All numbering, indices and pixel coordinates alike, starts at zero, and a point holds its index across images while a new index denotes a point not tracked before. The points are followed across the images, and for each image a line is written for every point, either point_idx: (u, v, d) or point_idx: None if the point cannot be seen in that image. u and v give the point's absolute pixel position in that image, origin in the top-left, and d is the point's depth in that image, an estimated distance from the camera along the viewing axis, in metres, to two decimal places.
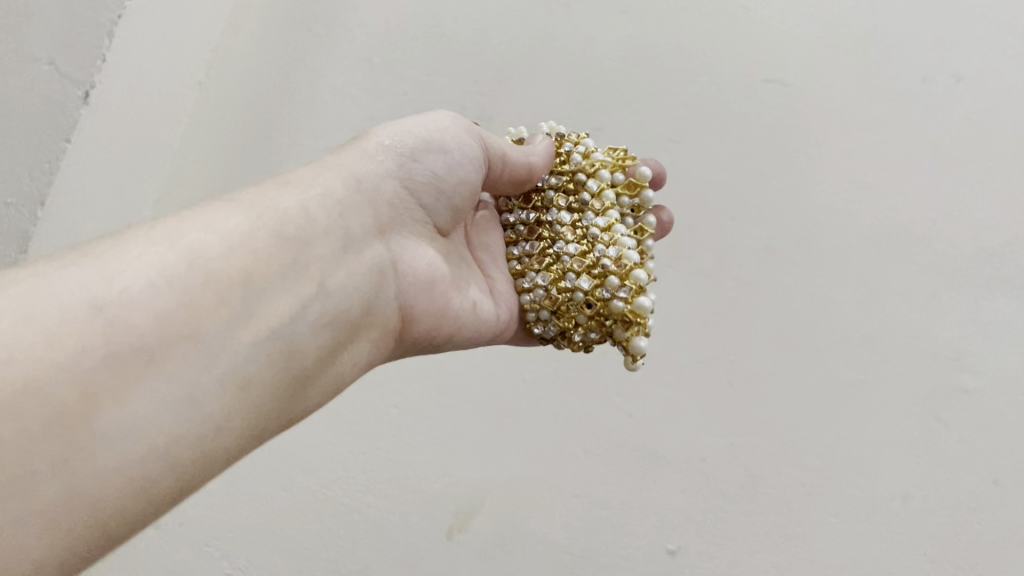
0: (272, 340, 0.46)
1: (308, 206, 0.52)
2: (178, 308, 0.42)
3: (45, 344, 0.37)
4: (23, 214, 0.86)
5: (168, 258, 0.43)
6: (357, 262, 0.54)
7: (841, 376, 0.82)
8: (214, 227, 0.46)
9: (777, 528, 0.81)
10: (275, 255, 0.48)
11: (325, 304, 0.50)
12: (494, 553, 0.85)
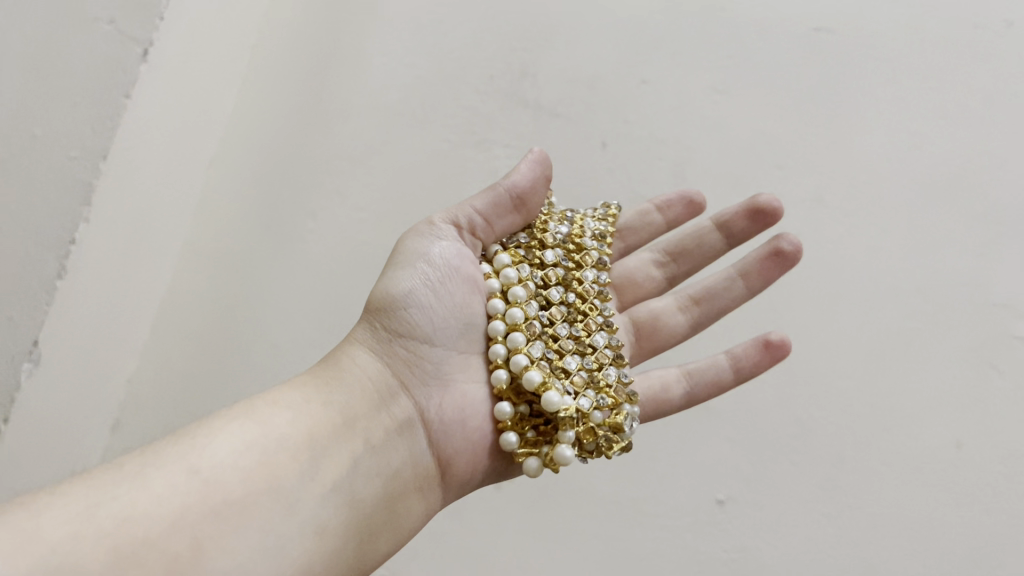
0: (346, 492, 0.49)
1: (363, 371, 0.55)
2: (259, 475, 0.46)
3: (154, 504, 0.42)
4: (86, 167, 0.79)
5: (247, 433, 0.48)
6: (396, 413, 0.55)
7: (892, 325, 0.81)
8: (284, 402, 0.51)
9: (828, 478, 0.81)
10: (337, 415, 0.52)
11: (379, 459, 0.52)
12: (540, 502, 0.87)
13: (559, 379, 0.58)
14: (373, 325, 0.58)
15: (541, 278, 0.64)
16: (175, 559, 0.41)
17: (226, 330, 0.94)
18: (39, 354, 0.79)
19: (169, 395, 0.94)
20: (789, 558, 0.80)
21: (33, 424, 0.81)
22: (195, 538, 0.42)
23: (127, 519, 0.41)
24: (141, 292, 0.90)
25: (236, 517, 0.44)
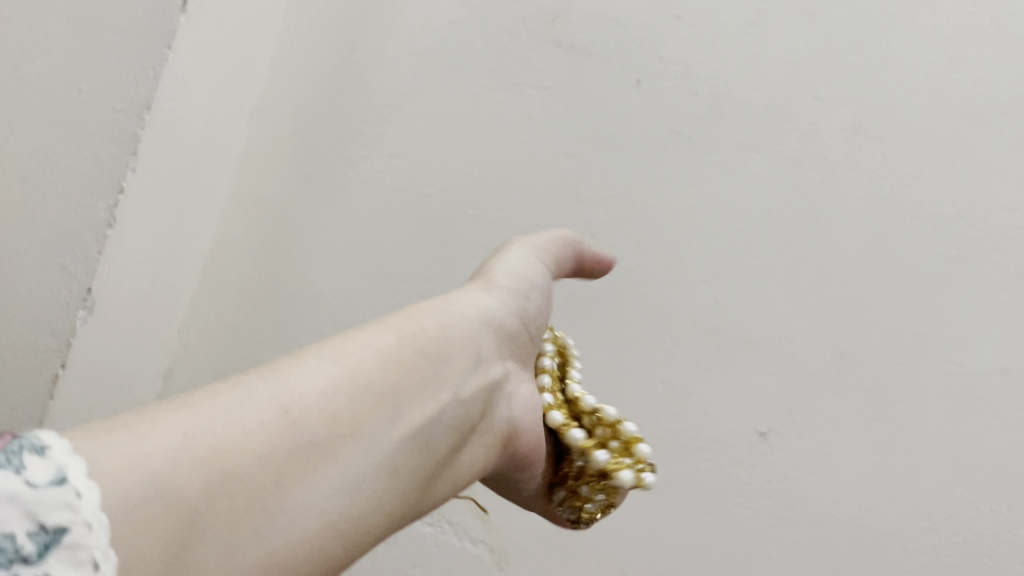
0: (415, 443, 0.49)
1: (442, 330, 0.55)
2: (342, 419, 0.45)
3: (192, 448, 0.38)
4: (131, 118, 0.80)
5: (341, 372, 0.47)
6: (470, 376, 0.55)
7: (935, 252, 0.80)
8: (372, 346, 0.50)
9: (872, 407, 0.80)
10: (422, 360, 0.52)
11: (450, 412, 0.52)
12: None
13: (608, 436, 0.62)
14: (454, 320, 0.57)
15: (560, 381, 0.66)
16: (239, 496, 0.38)
17: (273, 279, 0.97)
18: (94, 300, 0.82)
19: (226, 344, 0.98)
20: (834, 487, 0.81)
21: (89, 366, 0.85)
22: (286, 469, 0.41)
23: (186, 451, 0.37)
24: (186, 241, 0.94)
25: (300, 468, 0.41)
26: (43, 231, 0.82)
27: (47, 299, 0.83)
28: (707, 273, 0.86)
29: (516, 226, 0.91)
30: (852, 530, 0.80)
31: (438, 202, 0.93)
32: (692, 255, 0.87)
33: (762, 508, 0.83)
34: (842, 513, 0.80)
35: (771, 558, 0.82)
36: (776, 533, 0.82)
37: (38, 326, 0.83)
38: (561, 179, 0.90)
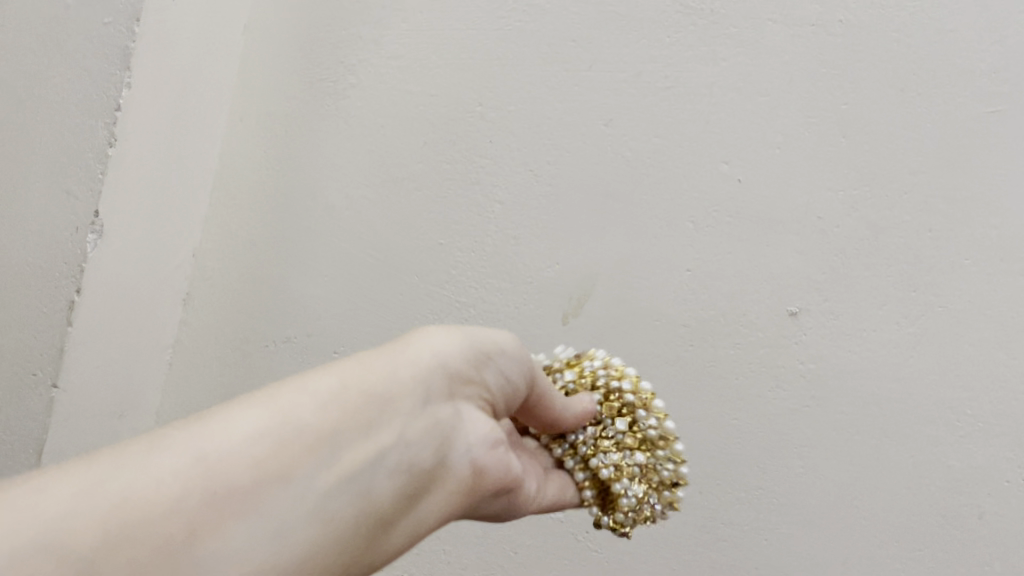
0: (349, 500, 0.37)
1: (406, 356, 0.41)
2: (230, 492, 0.33)
3: (30, 547, 0.29)
4: (122, 31, 0.79)
5: (246, 429, 0.35)
6: (442, 416, 0.41)
7: (968, 111, 0.76)
8: (306, 393, 0.37)
9: (907, 278, 0.77)
10: (378, 395, 0.39)
11: (412, 451, 0.40)
12: (609, 334, 0.86)
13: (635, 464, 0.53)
14: (443, 362, 0.42)
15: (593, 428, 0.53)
16: None
17: (282, 193, 0.95)
18: (101, 225, 0.81)
19: (237, 266, 0.96)
20: (870, 364, 0.78)
21: (102, 291, 0.84)
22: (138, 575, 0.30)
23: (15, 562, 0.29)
24: (193, 161, 0.92)
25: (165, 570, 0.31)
26: (48, 159, 0.82)
27: (54, 226, 0.82)
28: (728, 152, 0.82)
29: (526, 120, 0.88)
30: (890, 406, 0.78)
31: (444, 103, 0.90)
32: (711, 136, 0.83)
33: (796, 390, 0.81)
34: (881, 389, 0.78)
35: (806, 439, 0.80)
36: (811, 414, 0.80)
37: (48, 251, 0.82)
38: (569, 68, 0.87)
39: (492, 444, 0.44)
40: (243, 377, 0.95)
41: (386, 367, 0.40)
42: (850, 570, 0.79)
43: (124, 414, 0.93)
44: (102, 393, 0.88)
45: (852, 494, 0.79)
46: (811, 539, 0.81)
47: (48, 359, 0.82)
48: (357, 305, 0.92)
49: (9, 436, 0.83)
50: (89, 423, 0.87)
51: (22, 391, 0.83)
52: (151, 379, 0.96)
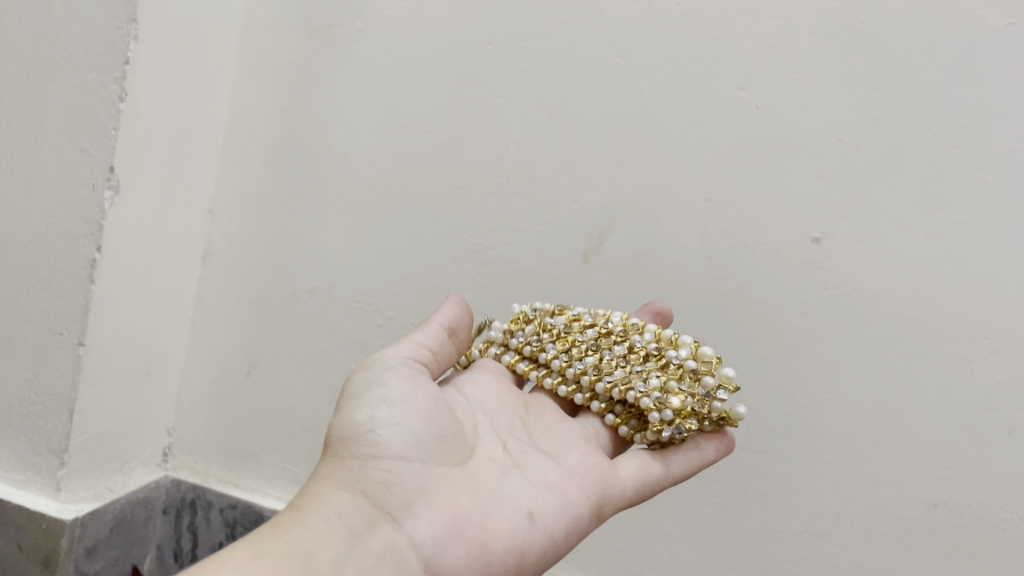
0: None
1: (314, 510, 0.54)
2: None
3: None
4: None
5: None
6: (368, 543, 0.53)
7: (989, 23, 0.74)
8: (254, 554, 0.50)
9: (930, 198, 0.77)
10: (299, 545, 0.51)
11: None
12: (630, 268, 0.85)
13: (652, 374, 0.67)
14: (350, 487, 0.56)
15: (593, 365, 0.69)
16: None
17: (293, 144, 0.94)
18: (117, 180, 0.81)
19: (253, 219, 0.96)
20: (895, 285, 0.78)
21: (121, 247, 0.84)
22: None
23: None
24: (204, 115, 0.92)
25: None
26: (62, 117, 0.82)
27: (71, 184, 0.82)
28: (744, 78, 0.81)
29: (537, 57, 0.87)
30: (917, 326, 0.78)
31: (454, 43, 0.89)
32: (727, 62, 0.82)
33: (821, 314, 0.80)
34: (907, 309, 0.78)
35: (832, 363, 0.80)
36: (836, 339, 0.80)
37: (67, 211, 0.82)
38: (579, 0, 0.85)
39: (448, 529, 0.56)
40: (265, 331, 0.96)
41: (300, 524, 0.53)
42: (881, 490, 0.80)
43: (151, 372, 0.94)
44: (127, 350, 0.89)
45: (880, 417, 0.79)
46: (840, 465, 0.81)
47: (74, 317, 0.82)
48: (376, 254, 0.92)
49: (40, 396, 0.84)
50: (117, 380, 0.88)
51: (50, 351, 0.83)
52: (175, 337, 0.97)
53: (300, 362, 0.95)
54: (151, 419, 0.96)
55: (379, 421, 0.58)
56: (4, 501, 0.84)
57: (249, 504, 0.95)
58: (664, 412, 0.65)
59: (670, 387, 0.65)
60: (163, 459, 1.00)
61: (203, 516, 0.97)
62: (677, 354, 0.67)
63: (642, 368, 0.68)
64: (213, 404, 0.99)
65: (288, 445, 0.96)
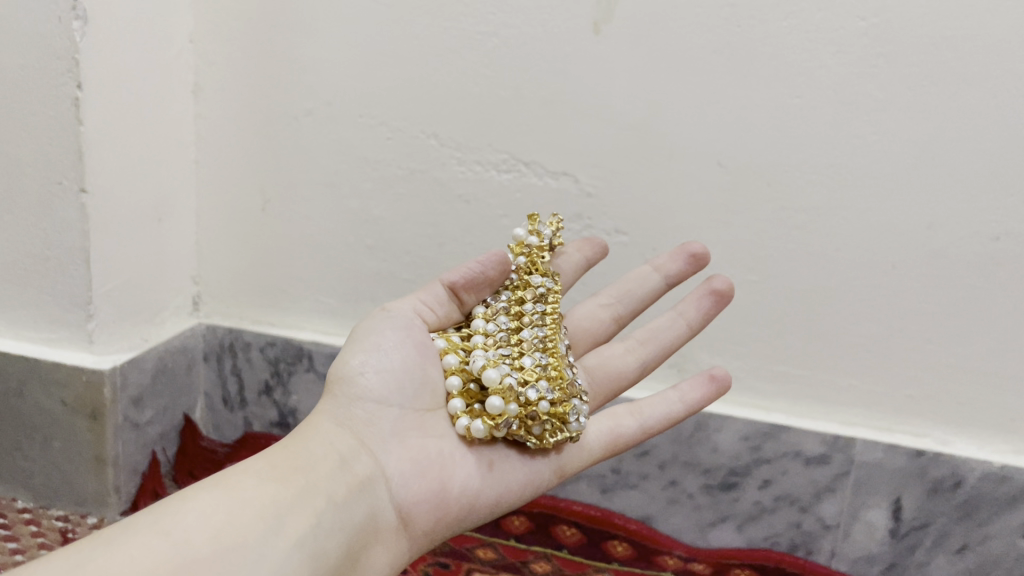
0: (301, 551, 0.48)
1: (307, 443, 0.54)
2: (212, 547, 0.45)
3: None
4: None
5: (204, 511, 0.47)
6: (360, 472, 0.54)
7: None
8: (233, 480, 0.50)
9: None
10: (293, 462, 0.52)
11: (335, 517, 0.51)
12: (646, 33, 0.78)
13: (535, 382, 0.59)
14: (347, 394, 0.57)
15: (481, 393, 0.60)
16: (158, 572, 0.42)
17: None
18: (83, 8, 0.75)
19: (237, 46, 0.89)
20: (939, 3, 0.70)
21: (105, 84, 0.79)
22: None
23: None
24: None
25: None
26: None
27: (37, 20, 0.76)
28: None
29: None
30: (964, 47, 0.71)
31: None
32: None
33: (860, 51, 0.73)
34: (954, 31, 0.70)
35: (876, 103, 0.74)
36: (878, 76, 0.73)
37: (38, 50, 0.77)
38: None
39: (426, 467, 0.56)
40: (272, 162, 0.92)
41: (302, 444, 0.54)
42: (937, 233, 0.75)
43: (164, 218, 0.90)
44: (135, 194, 0.85)
45: (931, 154, 0.74)
46: (891, 212, 0.76)
47: (69, 162, 0.78)
48: (373, 61, 0.86)
49: (52, 251, 0.82)
50: (130, 226, 0.85)
51: (52, 202, 0.80)
52: (182, 181, 0.93)
53: (312, 190, 0.91)
54: (174, 267, 0.93)
55: (362, 366, 0.57)
56: (39, 360, 0.83)
57: (287, 339, 0.95)
58: (536, 432, 0.58)
59: (550, 410, 0.58)
60: (195, 307, 0.99)
61: (244, 356, 0.97)
62: (533, 376, 0.59)
63: (527, 379, 0.59)
64: (235, 245, 0.96)
65: (317, 277, 0.94)
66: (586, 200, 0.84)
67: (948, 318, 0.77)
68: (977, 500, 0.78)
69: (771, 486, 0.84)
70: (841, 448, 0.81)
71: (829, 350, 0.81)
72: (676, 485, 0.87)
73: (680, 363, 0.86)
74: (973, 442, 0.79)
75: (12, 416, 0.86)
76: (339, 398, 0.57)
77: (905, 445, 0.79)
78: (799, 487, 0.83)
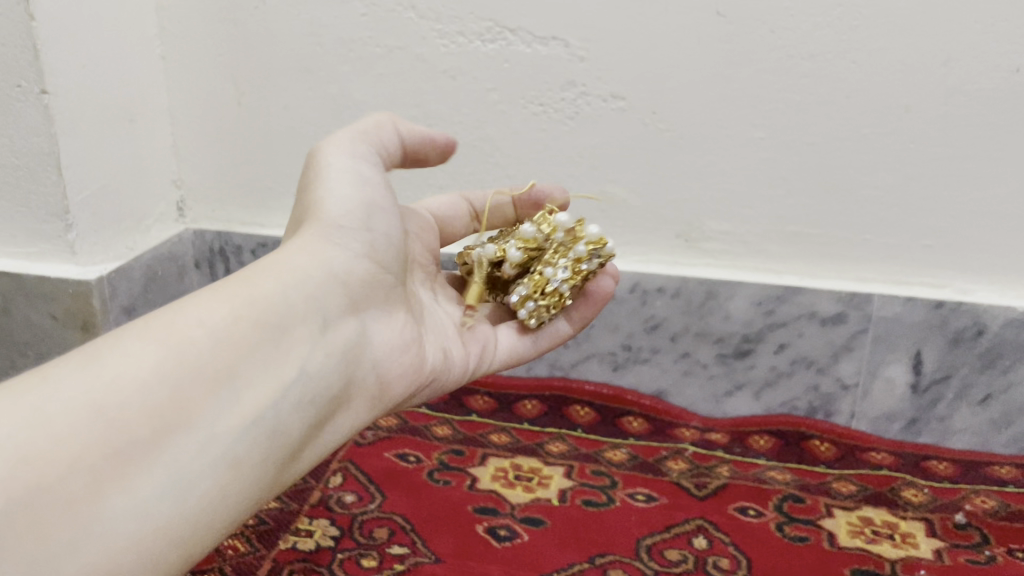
0: (283, 403, 0.42)
1: (285, 281, 0.44)
2: (161, 409, 0.36)
3: (60, 427, 0.33)
4: None
5: (162, 343, 0.38)
6: (287, 366, 0.42)
7: None
8: (187, 316, 0.40)
9: None
10: (276, 299, 0.43)
11: (308, 378, 0.43)
12: None
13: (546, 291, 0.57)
14: (340, 255, 0.47)
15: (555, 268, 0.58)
16: (85, 446, 0.34)
17: None
18: None
19: None
20: None
21: None
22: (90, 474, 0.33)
23: (34, 422, 0.33)
24: None
25: (87, 483, 0.33)
26: None
27: None
28: None
29: None
30: None
31: None
32: None
33: None
34: None
35: None
36: None
37: None
38: None
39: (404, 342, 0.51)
40: (243, 51, 0.86)
41: (273, 285, 0.44)
42: (952, 70, 0.70)
43: (134, 119, 0.85)
44: (102, 92, 0.80)
45: None
46: (904, 52, 0.71)
47: (25, 62, 0.73)
48: None
49: (21, 158, 0.77)
50: (102, 127, 0.81)
51: (13, 107, 0.76)
52: (150, 78, 0.87)
53: (288, 79, 0.86)
54: (152, 171, 0.89)
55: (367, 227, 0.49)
56: (24, 275, 0.80)
57: (278, 239, 0.92)
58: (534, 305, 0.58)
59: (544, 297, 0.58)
60: (180, 214, 0.95)
61: (236, 261, 0.95)
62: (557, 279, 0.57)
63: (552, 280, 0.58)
64: (214, 144, 0.91)
65: (303, 171, 0.90)
66: (578, 65, 0.78)
67: (966, 161, 0.73)
68: (999, 347, 0.76)
69: (787, 350, 0.82)
70: (858, 305, 0.78)
71: (843, 206, 0.77)
72: (689, 356, 0.85)
73: (688, 233, 0.82)
74: (995, 290, 0.76)
75: (4, 333, 0.83)
76: (286, 253, 0.46)
77: (923, 297, 0.76)
78: (816, 348, 0.81)
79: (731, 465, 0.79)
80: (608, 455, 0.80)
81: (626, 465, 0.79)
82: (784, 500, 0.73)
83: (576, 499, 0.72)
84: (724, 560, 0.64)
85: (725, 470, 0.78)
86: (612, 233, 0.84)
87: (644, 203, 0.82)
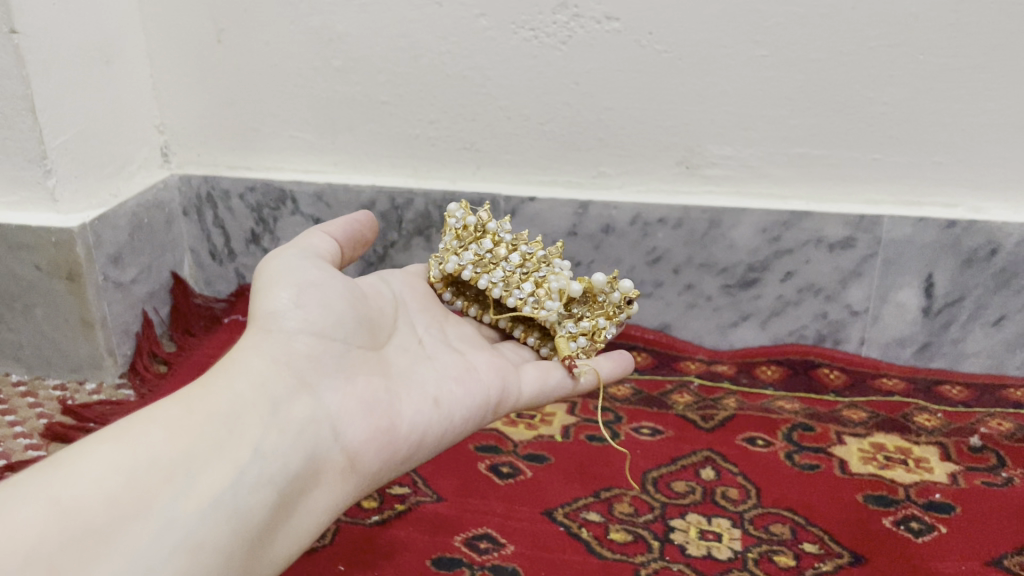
0: (242, 485, 0.40)
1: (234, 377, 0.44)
2: (122, 498, 0.36)
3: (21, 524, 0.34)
4: None
5: (129, 440, 0.39)
6: (244, 449, 0.41)
7: None
8: (152, 419, 0.40)
9: None
10: (236, 392, 0.43)
11: (267, 457, 0.42)
12: None
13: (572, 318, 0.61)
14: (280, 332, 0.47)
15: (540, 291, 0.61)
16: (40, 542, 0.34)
17: None
18: None
19: None
20: None
21: None
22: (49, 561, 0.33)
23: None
24: None
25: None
26: None
27: None
28: None
29: None
30: None
31: None
32: None
33: None
34: None
35: None
36: None
37: None
38: None
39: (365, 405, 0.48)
40: None
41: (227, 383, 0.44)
42: None
43: (109, 61, 0.82)
44: (75, 30, 0.77)
45: None
46: None
47: None
48: None
49: None
50: (78, 67, 0.78)
51: None
52: (124, 18, 0.84)
53: (268, 12, 0.82)
54: (131, 116, 0.86)
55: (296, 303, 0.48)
56: (6, 226, 0.77)
57: (267, 181, 0.90)
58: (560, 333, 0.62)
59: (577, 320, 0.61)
60: (165, 159, 0.92)
61: (224, 206, 0.93)
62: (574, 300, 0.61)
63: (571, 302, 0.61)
64: (195, 83, 0.88)
65: (288, 109, 0.87)
66: None
67: (975, 72, 0.70)
68: (1013, 266, 0.74)
69: (794, 278, 0.80)
70: (867, 228, 0.76)
71: (849, 124, 0.74)
72: (693, 289, 0.83)
73: (689, 160, 0.79)
74: (1008, 206, 0.73)
75: None
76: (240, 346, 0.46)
77: (935, 216, 0.74)
78: (823, 275, 0.79)
79: (739, 396, 0.77)
80: (612, 390, 0.78)
81: (630, 399, 0.77)
82: (793, 429, 0.71)
83: (580, 434, 0.71)
84: (733, 489, 0.63)
85: (731, 402, 0.76)
86: (610, 163, 0.81)
87: (642, 130, 0.79)
